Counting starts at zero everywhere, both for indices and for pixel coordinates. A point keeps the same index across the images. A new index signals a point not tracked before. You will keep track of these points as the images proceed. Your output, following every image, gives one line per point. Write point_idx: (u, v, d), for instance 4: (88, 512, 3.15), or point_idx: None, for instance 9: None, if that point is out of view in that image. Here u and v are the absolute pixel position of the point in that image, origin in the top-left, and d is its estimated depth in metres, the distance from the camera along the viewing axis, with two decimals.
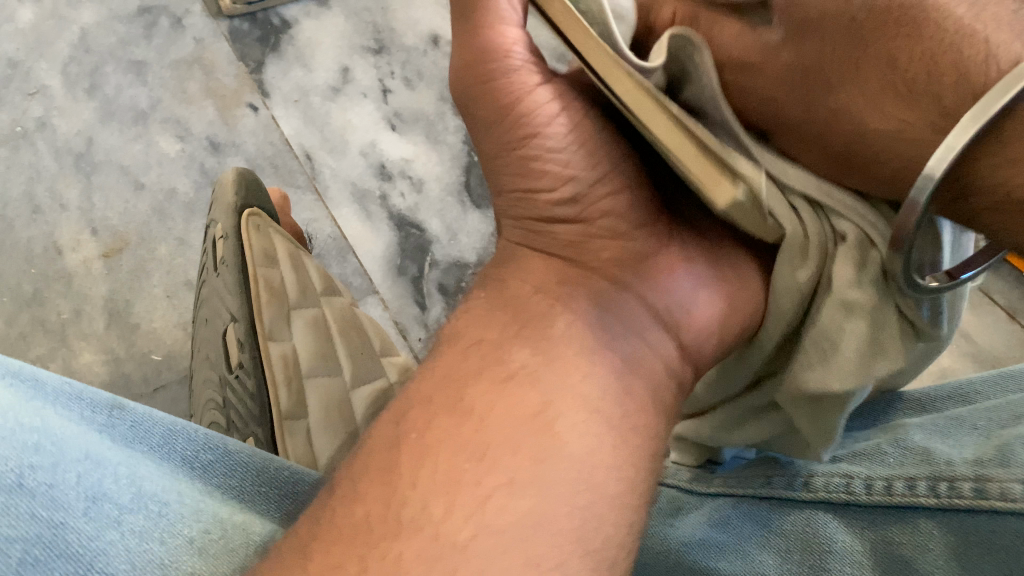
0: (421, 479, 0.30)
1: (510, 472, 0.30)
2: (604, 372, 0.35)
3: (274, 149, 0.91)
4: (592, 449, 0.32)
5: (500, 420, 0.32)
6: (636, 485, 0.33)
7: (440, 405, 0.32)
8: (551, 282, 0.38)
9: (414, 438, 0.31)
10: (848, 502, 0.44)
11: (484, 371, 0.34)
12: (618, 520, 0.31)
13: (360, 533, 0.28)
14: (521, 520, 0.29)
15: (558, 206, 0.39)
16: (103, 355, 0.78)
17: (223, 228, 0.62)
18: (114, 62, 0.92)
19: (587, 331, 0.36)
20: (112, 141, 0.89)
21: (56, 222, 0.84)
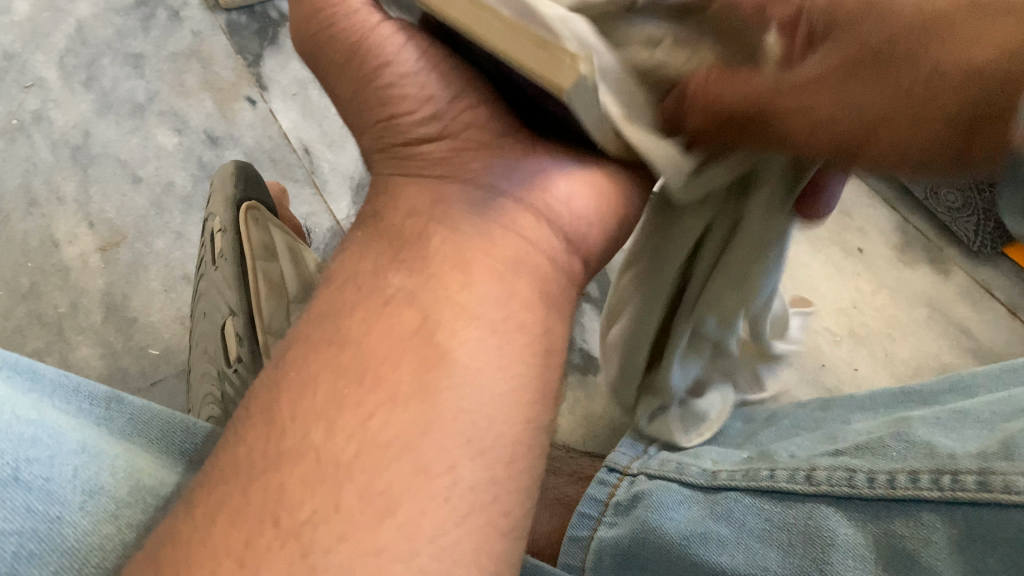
0: (298, 408, 0.30)
1: (393, 390, 0.31)
2: (489, 284, 0.35)
3: (272, 143, 0.90)
4: (472, 355, 0.32)
5: (381, 341, 0.32)
6: (525, 389, 0.33)
7: (316, 338, 0.32)
8: (425, 203, 0.37)
9: (296, 382, 0.31)
10: (850, 496, 0.44)
11: (361, 300, 0.34)
12: (509, 422, 0.32)
13: (243, 469, 0.29)
14: (403, 435, 0.30)
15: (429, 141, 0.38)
16: (100, 349, 0.78)
17: (221, 221, 0.61)
18: (111, 55, 0.92)
19: (473, 242, 0.35)
20: (109, 134, 0.88)
21: (53, 215, 0.83)
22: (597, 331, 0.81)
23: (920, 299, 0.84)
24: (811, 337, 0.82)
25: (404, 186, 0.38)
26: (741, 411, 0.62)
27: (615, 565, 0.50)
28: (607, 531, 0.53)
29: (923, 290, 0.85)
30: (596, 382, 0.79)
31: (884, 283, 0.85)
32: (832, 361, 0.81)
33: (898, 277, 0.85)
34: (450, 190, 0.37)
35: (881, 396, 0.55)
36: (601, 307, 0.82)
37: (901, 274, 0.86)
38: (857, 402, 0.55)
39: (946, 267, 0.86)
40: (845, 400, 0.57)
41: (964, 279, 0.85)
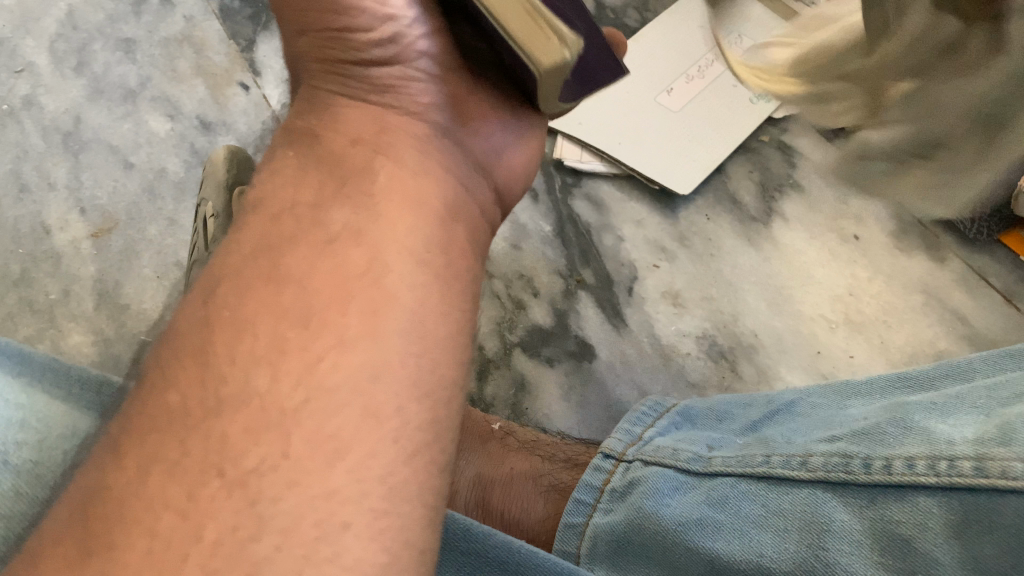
0: (237, 354, 0.34)
1: (327, 329, 0.35)
2: (428, 230, 0.40)
3: (264, 129, 0.89)
4: (414, 292, 0.38)
5: (323, 280, 0.36)
6: (456, 323, 0.39)
7: (255, 272, 0.37)
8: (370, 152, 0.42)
9: (230, 313, 0.35)
10: (846, 482, 0.43)
11: (300, 236, 0.38)
12: (442, 355, 0.38)
13: (181, 422, 0.33)
14: (352, 379, 0.34)
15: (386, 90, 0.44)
16: (92, 336, 0.77)
17: (214, 206, 0.60)
18: (103, 40, 0.91)
19: (413, 190, 0.41)
20: (100, 120, 0.88)
21: (44, 202, 0.83)
22: (593, 318, 0.81)
23: (918, 286, 0.84)
24: (807, 325, 0.82)
25: (337, 140, 0.42)
26: (737, 397, 0.62)
27: (610, 551, 0.50)
28: (603, 518, 0.53)
29: (920, 278, 0.84)
30: (590, 368, 0.79)
31: (881, 270, 0.85)
32: (828, 348, 0.81)
33: (895, 265, 0.85)
34: (390, 154, 0.41)
35: (879, 379, 0.54)
36: (596, 295, 0.82)
37: (899, 262, 0.85)
38: (855, 386, 0.55)
39: (943, 254, 0.85)
40: (842, 384, 0.56)
41: (961, 266, 0.85)
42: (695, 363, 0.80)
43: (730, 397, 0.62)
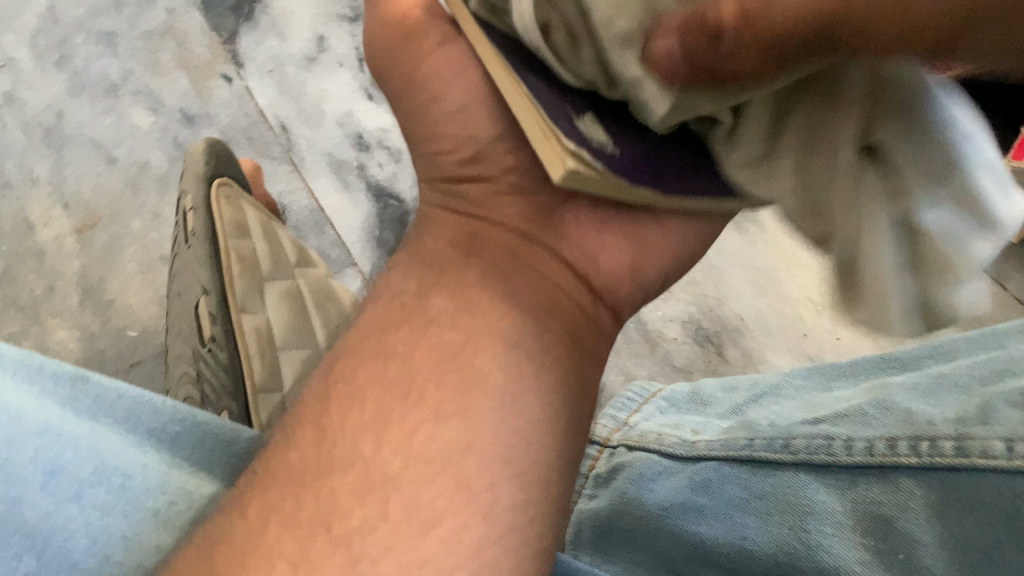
0: (346, 421, 0.33)
1: (432, 405, 0.34)
2: (520, 312, 0.38)
3: (249, 121, 0.89)
4: (509, 373, 0.36)
5: (423, 359, 0.36)
6: (563, 408, 0.36)
7: (364, 353, 0.36)
8: (465, 238, 0.41)
9: (350, 388, 0.35)
10: (830, 464, 0.43)
11: (408, 318, 0.37)
12: (552, 441, 0.35)
13: (293, 477, 0.32)
14: (446, 450, 0.33)
15: (464, 164, 0.43)
16: (76, 332, 0.77)
17: (192, 199, 0.59)
18: (84, 34, 0.90)
19: (498, 279, 0.39)
20: (83, 115, 0.87)
21: (26, 198, 0.82)
22: None
23: None
24: (793, 308, 0.82)
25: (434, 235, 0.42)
26: (722, 382, 0.61)
27: (593, 535, 0.50)
28: (589, 502, 0.53)
29: None
30: None
31: None
32: (815, 330, 0.81)
33: None
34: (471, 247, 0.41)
35: (862, 361, 0.54)
36: None
37: None
38: (839, 368, 0.55)
39: None
40: (827, 366, 0.56)
41: None
42: (681, 347, 0.81)
43: (716, 382, 0.62)
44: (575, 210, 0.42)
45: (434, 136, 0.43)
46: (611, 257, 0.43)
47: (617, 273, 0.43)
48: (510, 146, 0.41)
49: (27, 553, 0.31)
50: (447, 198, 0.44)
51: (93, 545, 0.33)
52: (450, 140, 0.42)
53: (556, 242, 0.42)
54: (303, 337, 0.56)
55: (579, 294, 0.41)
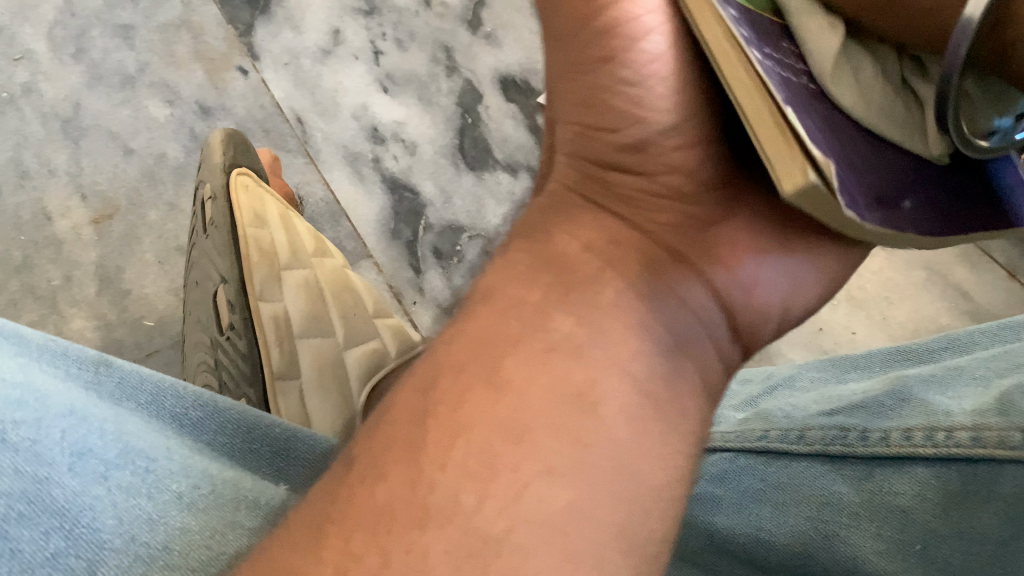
0: (448, 461, 0.27)
1: (562, 436, 0.29)
2: (652, 347, 0.32)
3: (264, 113, 0.90)
4: (635, 436, 0.30)
5: (543, 397, 0.29)
6: (678, 477, 0.31)
7: (470, 377, 0.30)
8: (606, 245, 0.35)
9: (454, 419, 0.28)
10: (846, 456, 0.43)
11: (527, 337, 0.31)
12: (657, 517, 0.29)
13: (384, 517, 0.26)
14: (555, 515, 0.27)
15: (624, 151, 0.36)
16: (94, 321, 0.77)
17: (211, 188, 0.60)
18: (100, 26, 0.91)
19: (640, 303, 0.33)
20: (100, 106, 0.88)
21: (44, 188, 0.83)
22: None
23: (920, 261, 0.83)
24: None
25: (553, 229, 0.36)
26: (737, 374, 0.62)
27: None
28: None
29: (922, 252, 0.84)
30: None
31: (884, 245, 0.84)
32: (829, 324, 0.81)
33: None
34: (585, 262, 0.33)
35: (876, 354, 0.54)
36: None
37: None
38: (854, 361, 0.55)
39: None
40: (842, 358, 0.56)
41: None
42: None
43: (733, 374, 0.62)
44: (731, 227, 0.36)
45: (597, 111, 0.36)
46: (768, 293, 0.36)
47: (765, 311, 0.37)
48: (685, 143, 0.35)
49: (57, 532, 0.31)
50: (589, 185, 0.37)
51: (121, 524, 0.32)
52: (618, 113, 0.35)
53: (710, 273, 0.35)
54: (321, 324, 0.57)
55: (719, 335, 0.35)
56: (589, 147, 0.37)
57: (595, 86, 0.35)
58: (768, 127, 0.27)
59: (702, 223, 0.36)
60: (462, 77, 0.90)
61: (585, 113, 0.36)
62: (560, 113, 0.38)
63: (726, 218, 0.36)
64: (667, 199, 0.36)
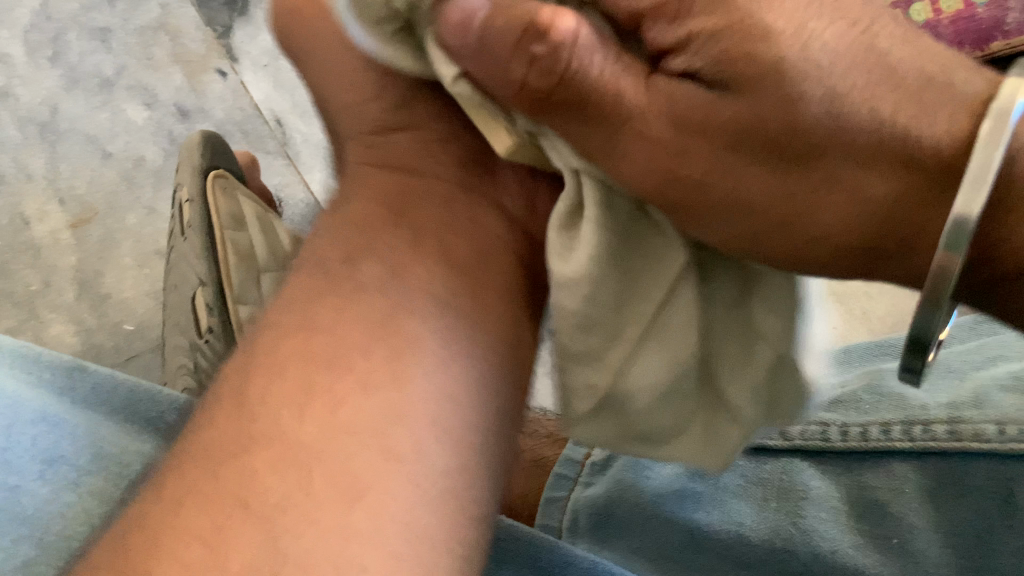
0: (266, 398, 0.34)
1: (360, 377, 0.34)
2: (449, 281, 0.38)
3: (243, 115, 0.89)
4: (440, 347, 0.36)
5: (348, 329, 0.36)
6: (491, 378, 0.37)
7: (288, 342, 0.35)
8: (395, 203, 0.40)
9: (273, 364, 0.35)
10: (824, 450, 0.44)
11: (329, 291, 0.37)
12: (471, 407, 0.35)
13: (220, 453, 0.32)
14: (372, 420, 0.33)
15: (394, 130, 0.42)
16: (74, 326, 0.77)
17: (188, 191, 0.59)
18: (77, 29, 0.89)
19: (430, 243, 0.39)
20: (76, 110, 0.87)
21: (21, 193, 0.82)
22: None
23: None
24: None
25: (360, 192, 0.42)
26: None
27: (591, 523, 0.49)
28: (584, 490, 0.51)
29: None
30: None
31: None
32: None
33: None
34: (386, 216, 0.39)
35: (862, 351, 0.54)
36: None
37: None
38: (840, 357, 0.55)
39: None
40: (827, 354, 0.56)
41: None
42: None
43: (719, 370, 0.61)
44: (500, 171, 0.43)
45: (383, 117, 0.42)
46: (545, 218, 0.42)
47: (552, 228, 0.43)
48: (432, 120, 0.42)
49: (26, 539, 0.33)
50: (376, 164, 0.42)
51: (89, 529, 0.34)
52: (381, 112, 0.42)
53: (496, 207, 0.42)
54: None
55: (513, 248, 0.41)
56: (370, 139, 0.43)
57: (353, 102, 0.43)
58: (515, 101, 0.34)
59: (472, 169, 0.42)
60: None
61: (369, 126, 0.43)
62: (347, 132, 0.44)
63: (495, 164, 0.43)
64: (445, 144, 0.42)
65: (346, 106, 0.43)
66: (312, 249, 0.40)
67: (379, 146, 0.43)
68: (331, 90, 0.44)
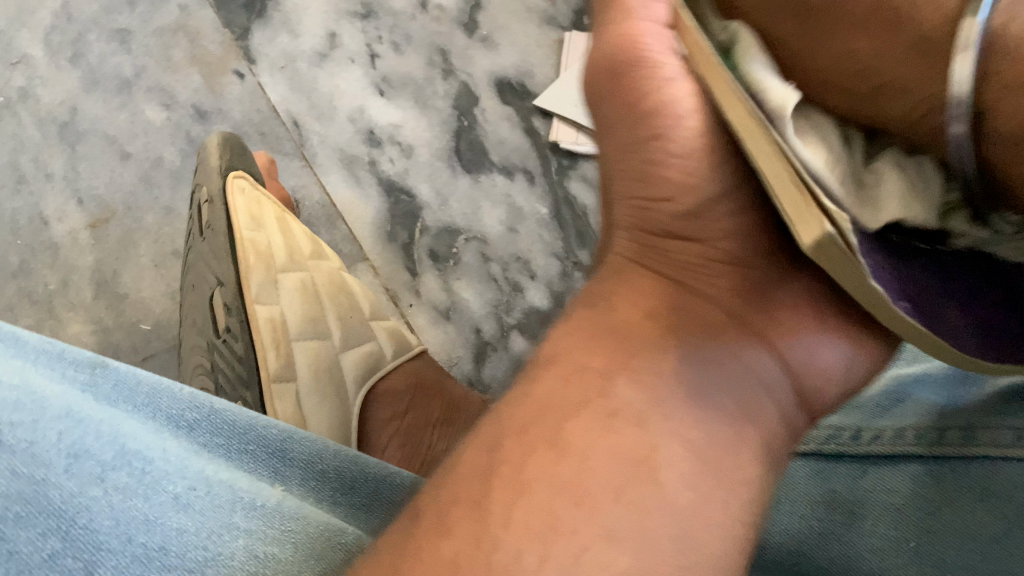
0: (513, 515, 0.31)
1: (608, 508, 0.32)
2: (711, 417, 0.35)
3: (260, 116, 0.90)
4: (696, 498, 0.33)
5: (605, 459, 0.33)
6: (739, 534, 0.34)
7: (532, 438, 0.34)
8: (646, 314, 0.38)
9: (512, 467, 0.33)
10: (864, 453, 0.43)
11: (589, 404, 0.35)
12: (716, 574, 0.33)
13: (455, 556, 0.30)
14: (618, 558, 0.31)
15: (678, 219, 0.38)
16: (91, 325, 0.77)
17: (208, 191, 0.59)
18: (97, 31, 0.92)
19: (688, 369, 0.36)
20: (96, 111, 0.89)
21: (41, 192, 0.83)
22: None
23: None
24: None
25: (635, 274, 0.40)
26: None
27: None
28: None
29: None
30: None
31: None
32: None
33: None
34: (638, 339, 0.37)
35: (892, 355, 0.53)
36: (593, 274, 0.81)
37: None
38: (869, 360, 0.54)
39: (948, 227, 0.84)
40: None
41: None
42: None
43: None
44: (788, 293, 0.38)
45: (646, 187, 0.39)
46: (826, 362, 0.38)
47: (828, 376, 0.39)
48: (727, 212, 0.37)
49: (52, 534, 0.31)
50: (642, 250, 0.40)
51: (117, 526, 0.32)
52: (664, 183, 0.38)
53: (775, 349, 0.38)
54: (318, 327, 0.57)
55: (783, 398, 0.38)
56: (645, 220, 0.40)
57: (643, 148, 0.38)
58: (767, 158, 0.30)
59: (761, 286, 0.38)
60: (459, 80, 0.90)
61: (639, 187, 0.39)
62: (617, 195, 0.42)
63: (780, 284, 0.38)
64: (705, 266, 0.39)
65: (620, 170, 0.41)
66: (566, 344, 0.38)
67: (649, 220, 0.40)
68: (612, 125, 0.40)
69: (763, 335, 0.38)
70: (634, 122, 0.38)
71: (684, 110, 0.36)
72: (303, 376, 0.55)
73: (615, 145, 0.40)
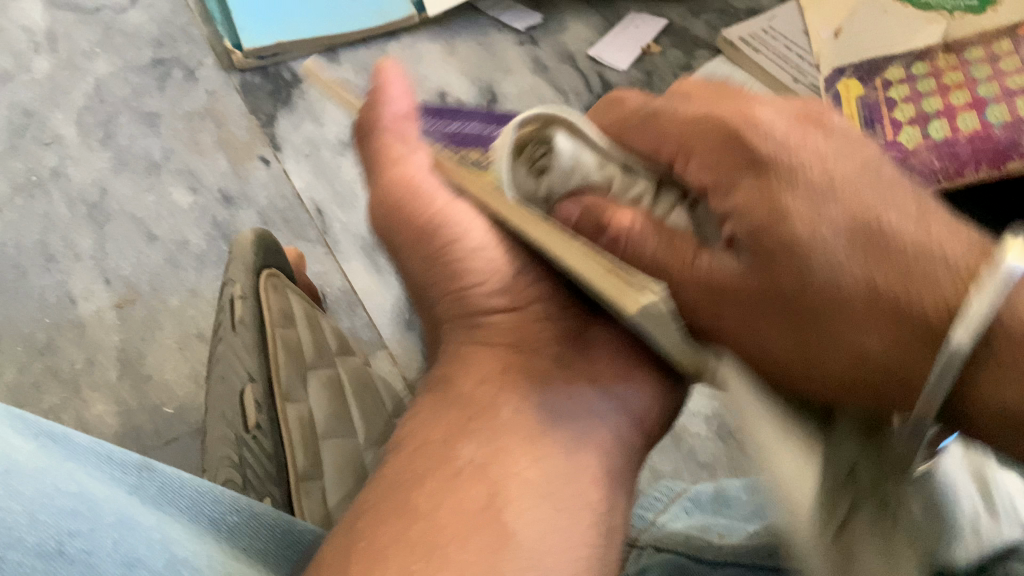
0: (381, 552, 0.35)
1: (464, 539, 0.36)
2: (553, 458, 0.40)
3: (285, 203, 0.93)
4: (541, 529, 0.37)
5: (446, 513, 0.36)
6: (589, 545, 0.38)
7: (386, 506, 0.37)
8: (490, 381, 0.42)
9: (369, 524, 0.36)
10: (725, 561, 0.49)
11: (438, 468, 0.38)
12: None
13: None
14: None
15: (484, 296, 0.44)
16: (114, 406, 0.79)
17: (242, 287, 0.62)
18: (128, 113, 0.99)
19: (532, 421, 0.41)
20: (124, 192, 0.92)
21: (69, 271, 0.86)
22: None
23: None
24: None
25: (473, 352, 0.44)
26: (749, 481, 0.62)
27: None
28: None
29: None
30: None
31: None
32: None
33: None
34: (476, 407, 0.41)
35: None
36: None
37: None
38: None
39: None
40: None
41: None
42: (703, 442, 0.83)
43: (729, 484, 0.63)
44: (547, 349, 0.44)
45: (451, 277, 0.44)
46: (635, 403, 0.43)
47: (645, 414, 0.44)
48: (502, 283, 0.43)
49: None
50: (469, 334, 0.44)
51: None
52: (473, 274, 0.43)
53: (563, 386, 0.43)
54: (344, 425, 0.59)
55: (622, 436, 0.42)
56: (461, 308, 0.44)
57: (434, 251, 0.44)
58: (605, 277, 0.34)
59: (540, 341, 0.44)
60: None
61: (447, 284, 0.44)
62: (432, 298, 0.46)
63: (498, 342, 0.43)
64: (515, 328, 0.44)
65: (437, 284, 0.45)
66: (416, 431, 0.41)
67: (472, 325, 0.44)
68: (413, 252, 0.45)
69: (592, 381, 0.43)
70: (424, 240, 0.44)
71: (466, 223, 0.43)
72: (327, 475, 0.56)
73: (416, 266, 0.45)
